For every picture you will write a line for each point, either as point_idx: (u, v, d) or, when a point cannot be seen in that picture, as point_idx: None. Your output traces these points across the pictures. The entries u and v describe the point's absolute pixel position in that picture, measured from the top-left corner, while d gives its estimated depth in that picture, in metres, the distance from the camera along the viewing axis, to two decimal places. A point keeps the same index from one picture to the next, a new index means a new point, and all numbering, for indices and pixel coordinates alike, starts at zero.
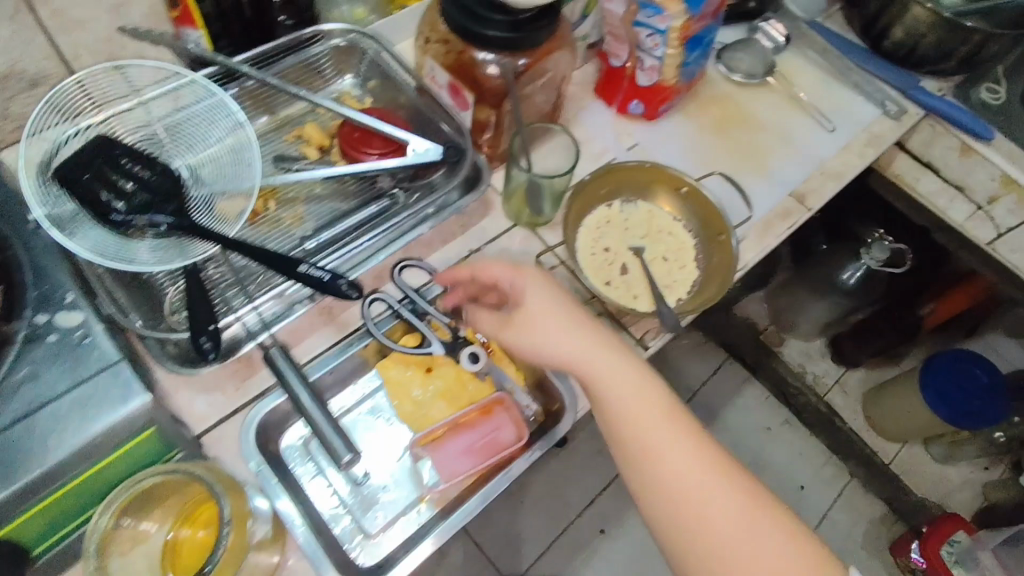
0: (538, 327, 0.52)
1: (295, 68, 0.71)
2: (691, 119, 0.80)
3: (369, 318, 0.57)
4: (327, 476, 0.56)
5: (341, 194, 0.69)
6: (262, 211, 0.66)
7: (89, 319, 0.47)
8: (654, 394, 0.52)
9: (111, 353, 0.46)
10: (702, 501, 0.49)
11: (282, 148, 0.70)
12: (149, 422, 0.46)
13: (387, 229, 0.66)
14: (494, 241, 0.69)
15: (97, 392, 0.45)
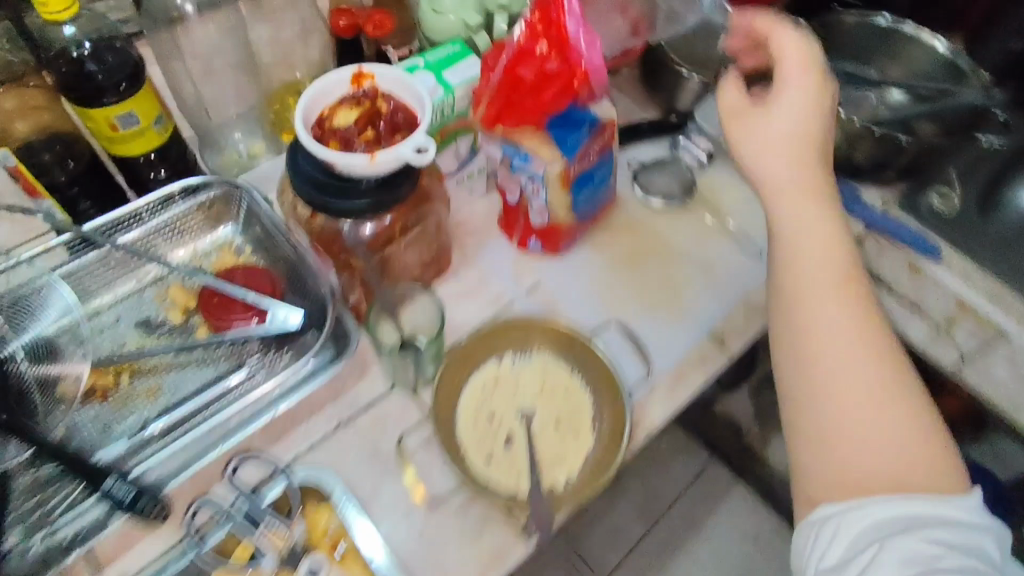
0: (803, 214, 0.51)
1: (165, 225, 0.66)
2: (603, 252, 0.74)
3: None
4: None
5: (204, 363, 0.62)
6: (113, 387, 0.61)
7: None
8: (874, 320, 0.48)
9: None
10: (863, 423, 0.45)
11: (147, 310, 0.65)
12: None
13: (241, 409, 0.59)
14: (367, 409, 0.62)
15: None
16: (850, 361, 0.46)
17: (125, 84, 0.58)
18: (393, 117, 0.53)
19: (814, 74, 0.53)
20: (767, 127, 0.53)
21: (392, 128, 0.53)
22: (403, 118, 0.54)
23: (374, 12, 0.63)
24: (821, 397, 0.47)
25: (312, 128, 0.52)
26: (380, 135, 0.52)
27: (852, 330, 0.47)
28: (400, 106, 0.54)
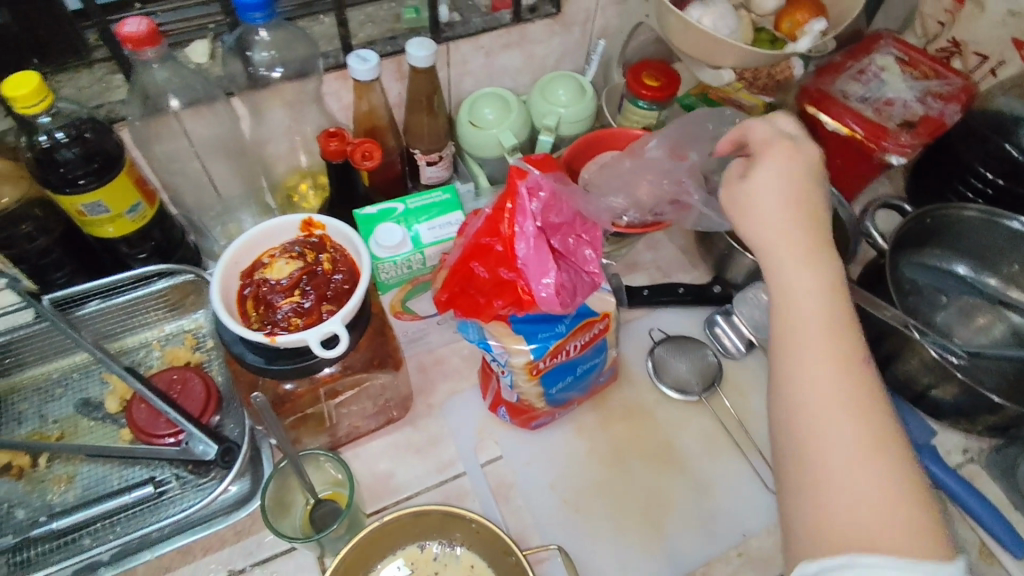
0: (781, 226, 0.44)
1: (134, 304, 0.66)
2: (585, 436, 0.63)
3: None
4: None
5: (120, 464, 0.60)
6: (29, 468, 0.60)
7: None
8: (847, 326, 0.40)
9: None
10: (821, 403, 0.38)
11: (91, 390, 0.64)
12: None
13: (128, 536, 0.56)
14: (265, 564, 0.56)
15: None
16: (808, 328, 0.41)
17: (98, 171, 0.57)
18: (328, 284, 0.49)
19: (801, 213, 0.44)
20: (777, 180, 0.46)
21: (321, 295, 0.49)
22: (337, 288, 0.49)
23: (365, 141, 0.64)
24: (782, 360, 0.41)
25: (240, 278, 0.49)
26: (304, 303, 0.48)
27: (820, 355, 0.40)
28: (340, 272, 0.50)
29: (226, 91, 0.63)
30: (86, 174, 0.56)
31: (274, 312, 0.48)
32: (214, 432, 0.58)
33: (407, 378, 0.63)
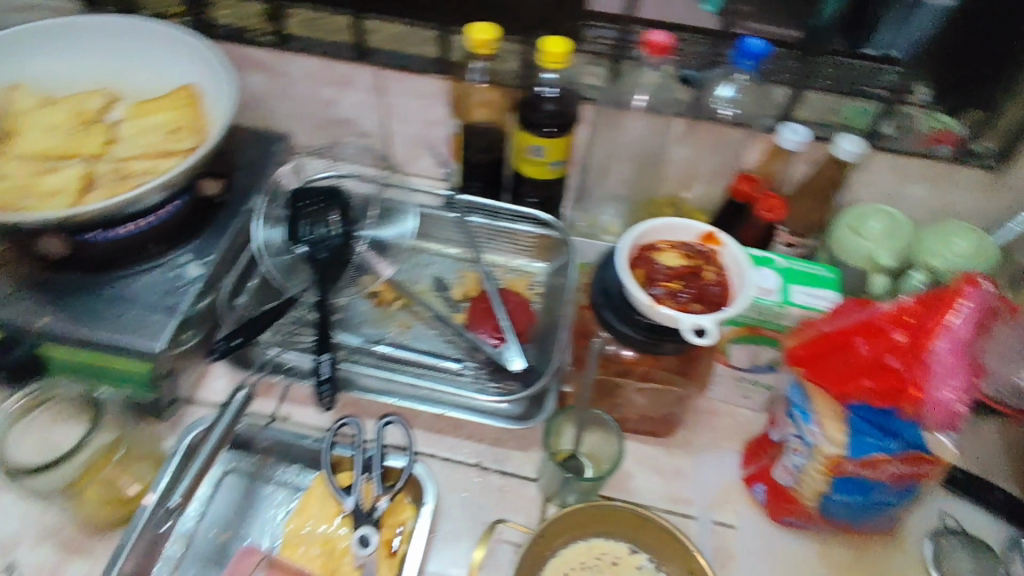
0: None
1: (507, 232, 0.81)
2: (824, 563, 0.60)
3: (329, 434, 0.63)
4: (209, 504, 0.63)
5: (442, 337, 0.74)
6: (388, 304, 0.77)
7: (197, 279, 0.67)
8: None
9: (183, 307, 0.64)
10: None
11: (448, 275, 0.80)
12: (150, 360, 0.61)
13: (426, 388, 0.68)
14: (503, 475, 0.66)
15: (151, 322, 0.63)
16: None
17: (558, 128, 0.71)
18: (702, 287, 0.55)
19: None
20: None
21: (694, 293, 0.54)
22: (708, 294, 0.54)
23: (773, 196, 0.70)
24: None
25: (637, 246, 0.57)
26: (678, 291, 0.54)
27: None
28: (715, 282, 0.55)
29: (669, 110, 0.73)
30: (550, 126, 0.71)
31: (654, 286, 0.54)
32: (526, 355, 0.69)
33: (686, 407, 0.66)
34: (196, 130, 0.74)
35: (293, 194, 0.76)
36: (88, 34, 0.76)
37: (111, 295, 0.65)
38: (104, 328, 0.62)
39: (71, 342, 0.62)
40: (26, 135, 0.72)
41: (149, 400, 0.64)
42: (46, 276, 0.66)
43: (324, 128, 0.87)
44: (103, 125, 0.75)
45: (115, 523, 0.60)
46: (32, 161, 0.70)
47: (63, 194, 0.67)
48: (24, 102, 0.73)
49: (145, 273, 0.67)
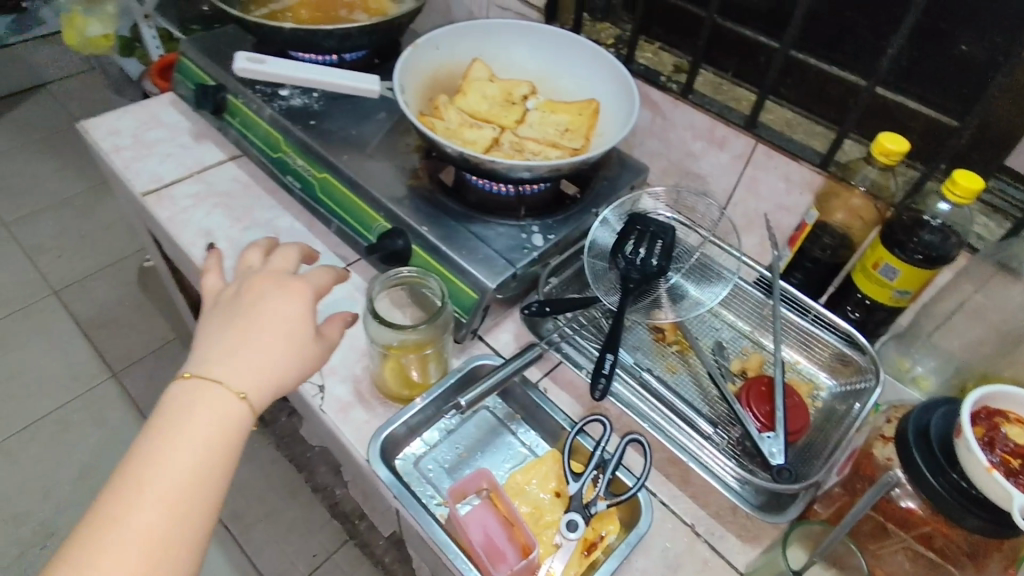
0: None
1: (808, 336, 0.79)
2: None
3: (579, 423, 0.66)
4: (460, 421, 0.73)
5: (705, 398, 0.75)
6: (667, 343, 0.81)
7: (538, 247, 0.77)
8: None
9: (519, 264, 0.75)
10: None
11: (731, 346, 0.81)
12: (481, 290, 0.73)
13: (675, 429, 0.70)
14: (713, 549, 0.64)
15: (494, 263, 0.75)
16: None
17: (924, 258, 0.68)
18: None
19: None
20: None
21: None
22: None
23: None
24: None
25: (979, 407, 0.54)
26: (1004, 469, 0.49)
27: None
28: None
29: None
30: (918, 253, 0.68)
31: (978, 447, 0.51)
32: (786, 452, 0.65)
33: None
34: (586, 137, 0.87)
35: (632, 215, 0.84)
36: (541, 37, 0.92)
37: (473, 231, 0.79)
38: (462, 253, 0.75)
39: (434, 254, 0.77)
40: (466, 95, 0.90)
41: (460, 323, 0.75)
42: (438, 199, 0.83)
43: (675, 175, 0.95)
44: (519, 108, 0.91)
45: (395, 397, 0.71)
46: (462, 114, 0.88)
47: (477, 147, 0.84)
48: (474, 69, 0.91)
49: (502, 226, 0.80)
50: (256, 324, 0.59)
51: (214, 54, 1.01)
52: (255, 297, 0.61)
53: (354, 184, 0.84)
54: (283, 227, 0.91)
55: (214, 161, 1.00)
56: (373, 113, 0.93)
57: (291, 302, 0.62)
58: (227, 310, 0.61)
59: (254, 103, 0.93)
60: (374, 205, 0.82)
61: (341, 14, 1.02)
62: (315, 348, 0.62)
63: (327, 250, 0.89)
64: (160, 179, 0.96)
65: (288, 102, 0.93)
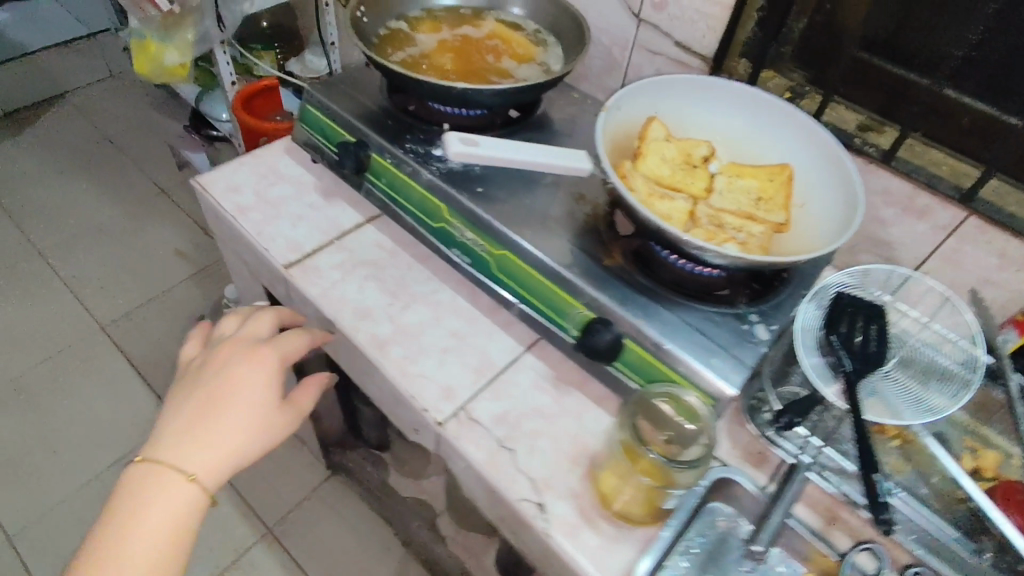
0: None
1: None
2: None
3: (850, 555, 0.63)
4: (699, 541, 0.67)
5: (945, 502, 0.71)
6: (888, 436, 0.75)
7: (764, 342, 0.71)
8: None
9: (751, 363, 0.69)
10: None
11: (955, 437, 0.76)
12: (719, 397, 0.67)
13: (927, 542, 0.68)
14: None
15: (725, 364, 0.68)
16: None
17: None
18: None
19: None
20: None
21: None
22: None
23: None
24: None
25: None
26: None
27: None
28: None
29: None
30: None
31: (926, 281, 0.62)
32: None
33: None
34: (785, 207, 0.80)
35: (836, 294, 0.76)
36: (719, 93, 0.86)
37: (690, 323, 0.71)
38: (689, 353, 0.69)
39: (655, 353, 0.70)
40: (646, 157, 0.83)
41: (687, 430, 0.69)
42: (637, 278, 0.75)
43: (855, 240, 0.90)
44: (703, 172, 0.84)
45: (639, 524, 0.66)
46: (646, 181, 0.80)
47: (674, 220, 0.77)
48: (652, 129, 0.84)
49: (716, 315, 0.73)
50: (228, 392, 0.66)
51: (346, 101, 0.91)
52: (216, 372, 0.68)
53: (540, 264, 0.75)
54: (445, 302, 0.83)
55: (352, 224, 0.91)
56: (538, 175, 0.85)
57: (290, 341, 0.74)
58: (185, 387, 0.68)
59: (407, 166, 0.84)
60: (569, 291, 0.73)
61: (487, 60, 0.92)
62: (282, 416, 0.69)
63: (500, 330, 0.81)
64: (298, 247, 0.86)
65: (447, 164, 0.84)
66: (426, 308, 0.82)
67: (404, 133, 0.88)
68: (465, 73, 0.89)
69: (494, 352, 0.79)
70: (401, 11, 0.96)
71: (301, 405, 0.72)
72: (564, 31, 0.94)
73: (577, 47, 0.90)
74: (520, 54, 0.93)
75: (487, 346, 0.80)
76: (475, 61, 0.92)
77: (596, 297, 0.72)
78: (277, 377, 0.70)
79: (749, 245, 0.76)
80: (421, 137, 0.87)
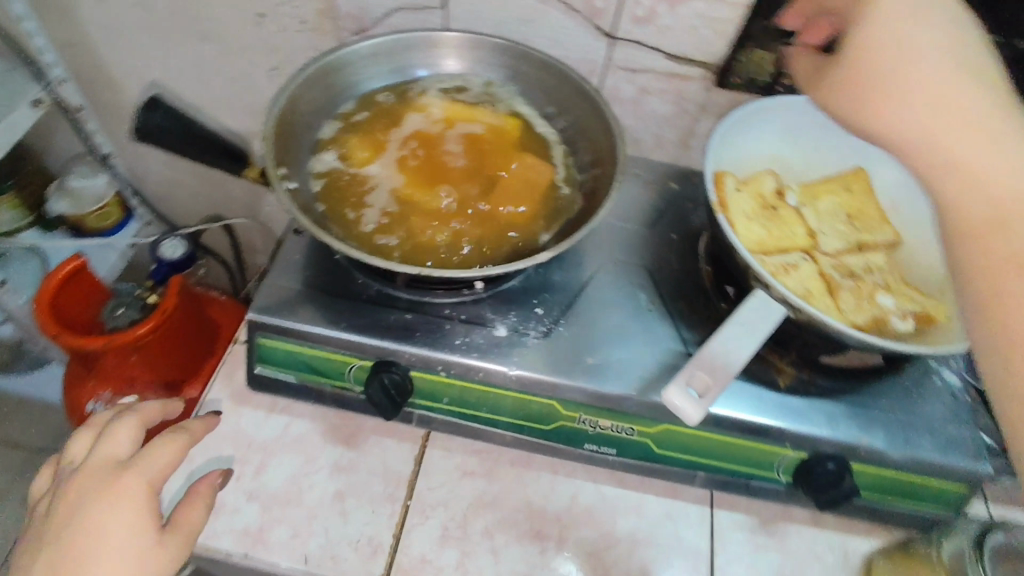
0: None
1: None
2: None
3: None
4: None
5: None
6: None
7: (958, 390, 0.68)
8: None
9: (970, 423, 0.66)
10: None
11: None
12: (969, 482, 0.63)
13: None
14: None
15: (955, 442, 0.64)
16: None
17: None
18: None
19: None
20: None
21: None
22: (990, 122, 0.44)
23: None
24: None
25: None
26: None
27: None
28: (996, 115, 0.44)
29: None
30: None
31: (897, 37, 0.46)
32: None
33: None
34: (885, 224, 0.75)
35: None
36: (771, 116, 0.77)
37: (899, 410, 0.65)
38: (923, 451, 0.63)
39: (890, 467, 0.63)
40: (738, 227, 0.71)
41: (940, 519, 0.66)
42: (821, 387, 0.65)
43: None
44: (789, 213, 0.75)
45: None
46: (759, 257, 0.70)
47: (817, 295, 0.67)
48: (729, 188, 0.72)
49: (909, 383, 0.68)
50: (81, 547, 0.47)
51: (332, 313, 0.62)
52: (71, 514, 0.49)
53: (727, 428, 0.62)
54: (595, 500, 0.67)
55: (413, 459, 0.65)
56: (633, 298, 0.69)
57: (156, 456, 0.52)
58: (26, 552, 0.49)
59: (483, 371, 0.61)
60: (774, 440, 0.63)
61: (472, 165, 0.71)
62: (160, 554, 0.50)
63: (673, 499, 0.69)
64: (376, 544, 0.59)
65: (528, 344, 0.63)
66: (587, 527, 0.65)
67: (441, 324, 0.64)
68: (466, 200, 0.68)
69: (687, 528, 0.67)
70: (313, 134, 0.70)
71: (184, 528, 0.52)
72: (540, 86, 0.75)
73: (578, 104, 0.73)
74: (506, 139, 0.73)
75: (673, 525, 0.67)
76: (460, 171, 0.70)
77: (808, 435, 0.62)
78: (153, 521, 0.50)
79: (898, 292, 0.69)
80: (465, 320, 0.64)
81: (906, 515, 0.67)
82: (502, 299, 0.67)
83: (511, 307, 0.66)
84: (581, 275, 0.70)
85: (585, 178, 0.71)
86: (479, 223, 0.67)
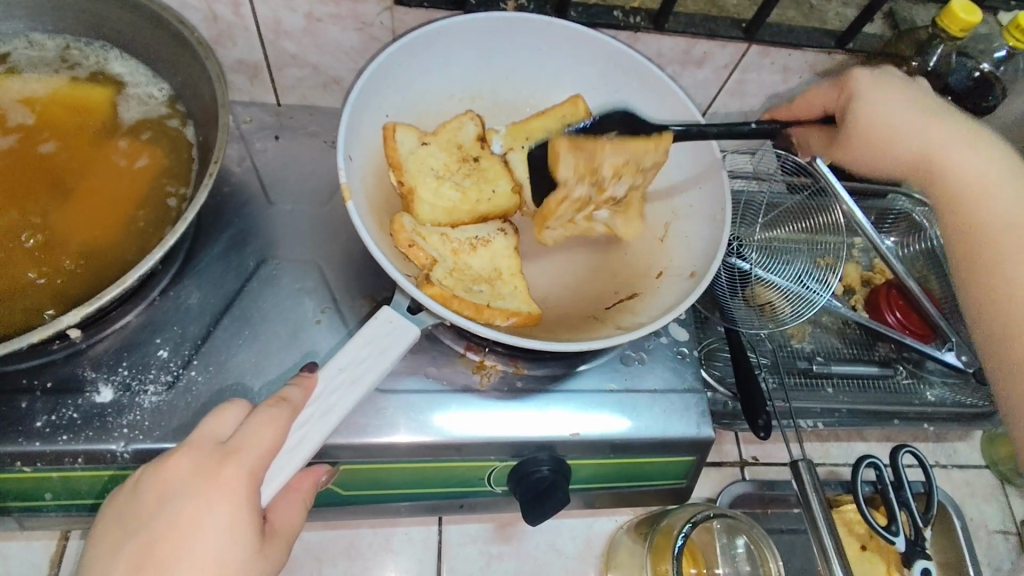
0: None
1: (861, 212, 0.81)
2: None
3: (858, 478, 0.62)
4: None
5: (841, 334, 0.77)
6: None
7: (691, 343, 0.61)
8: None
9: (696, 382, 0.59)
10: None
11: None
12: (697, 453, 0.57)
13: (886, 401, 0.71)
14: (936, 466, 0.75)
15: (680, 407, 0.57)
16: None
17: None
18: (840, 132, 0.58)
19: None
20: None
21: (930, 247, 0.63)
22: (847, 101, 0.57)
23: None
24: None
25: None
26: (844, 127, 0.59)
27: None
28: (865, 130, 0.56)
29: None
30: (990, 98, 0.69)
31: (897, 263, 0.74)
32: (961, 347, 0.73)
33: None
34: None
35: None
36: (455, 41, 0.59)
37: (618, 387, 0.57)
38: (641, 428, 0.55)
39: (608, 456, 0.56)
40: (419, 194, 0.57)
41: (680, 489, 0.60)
42: (526, 379, 0.56)
43: None
44: (486, 158, 0.61)
45: None
46: (440, 234, 0.56)
47: (509, 274, 0.56)
48: (402, 147, 0.56)
49: (636, 351, 0.60)
50: (171, 548, 0.34)
51: None
52: (162, 505, 0.35)
53: (421, 457, 0.53)
54: (300, 552, 0.60)
55: (48, 559, 0.54)
56: (299, 309, 0.55)
57: (253, 437, 0.37)
58: (112, 529, 0.35)
59: (79, 456, 0.47)
60: (473, 458, 0.53)
61: (28, 162, 0.53)
62: (261, 563, 0.36)
63: (391, 530, 0.62)
64: None
65: (142, 407, 0.49)
66: None
67: (14, 401, 0.47)
68: (11, 215, 0.50)
69: (411, 559, 0.61)
70: None
71: (284, 533, 0.39)
72: (127, 32, 0.56)
73: (177, 54, 0.55)
74: (84, 119, 0.55)
75: (391, 554, 0.61)
76: (7, 174, 0.52)
77: (508, 448, 0.53)
78: (257, 521, 0.36)
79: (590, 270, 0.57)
80: (51, 389, 0.49)
81: (644, 491, 0.61)
82: (111, 345, 0.51)
83: (122, 356, 0.51)
84: (228, 289, 0.55)
85: (192, 136, 0.56)
86: (26, 245, 0.50)
